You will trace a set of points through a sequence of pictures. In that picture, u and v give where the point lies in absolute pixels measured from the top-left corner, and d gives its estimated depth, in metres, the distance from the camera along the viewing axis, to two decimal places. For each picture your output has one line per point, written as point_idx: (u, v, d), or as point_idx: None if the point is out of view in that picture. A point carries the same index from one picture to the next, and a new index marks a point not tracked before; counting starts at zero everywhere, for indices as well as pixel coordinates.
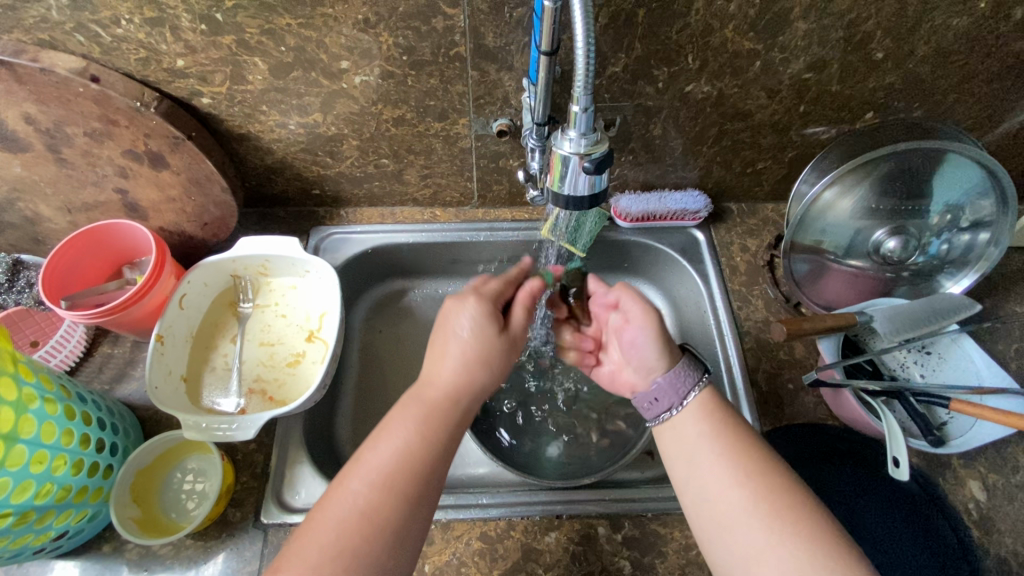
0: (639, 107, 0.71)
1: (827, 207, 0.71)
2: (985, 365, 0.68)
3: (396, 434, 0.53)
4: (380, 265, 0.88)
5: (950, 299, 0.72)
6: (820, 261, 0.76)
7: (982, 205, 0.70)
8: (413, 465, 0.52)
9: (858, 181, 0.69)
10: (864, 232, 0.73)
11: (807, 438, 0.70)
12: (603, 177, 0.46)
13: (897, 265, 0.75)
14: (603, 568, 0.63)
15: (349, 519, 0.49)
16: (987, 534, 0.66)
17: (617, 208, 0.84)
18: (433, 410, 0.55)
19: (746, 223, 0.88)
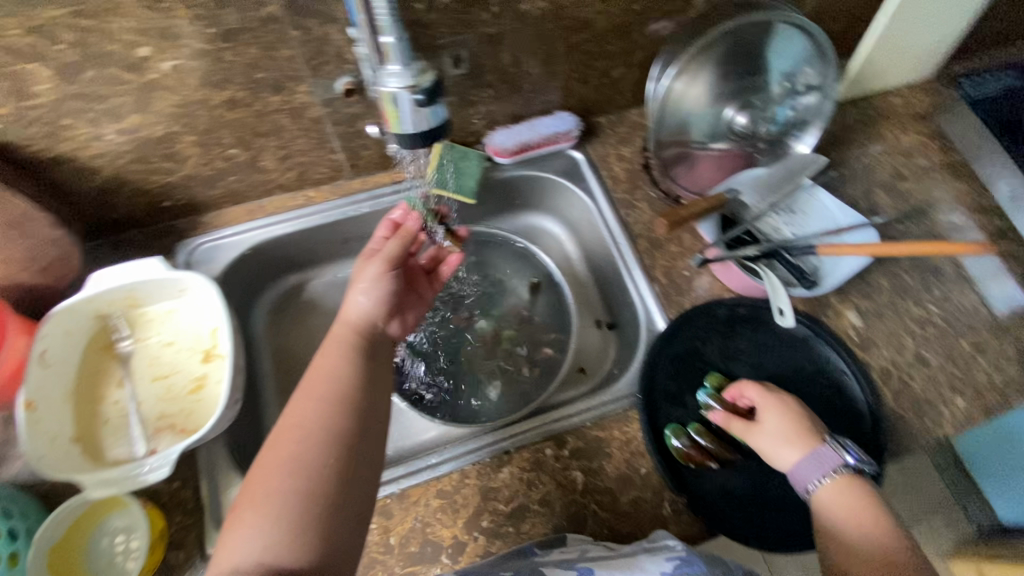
0: (481, 37, 0.69)
1: (681, 96, 0.74)
2: (837, 208, 0.78)
3: (331, 362, 0.57)
4: (268, 263, 0.83)
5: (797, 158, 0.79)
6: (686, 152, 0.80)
7: (811, 69, 0.77)
8: (349, 391, 0.55)
9: (702, 66, 0.72)
10: (717, 115, 0.77)
11: (708, 315, 0.76)
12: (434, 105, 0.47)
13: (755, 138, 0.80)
14: (558, 484, 0.66)
15: (295, 448, 0.50)
16: (865, 352, 0.76)
17: (493, 146, 0.83)
18: (357, 340, 0.60)
19: (617, 133, 0.90)
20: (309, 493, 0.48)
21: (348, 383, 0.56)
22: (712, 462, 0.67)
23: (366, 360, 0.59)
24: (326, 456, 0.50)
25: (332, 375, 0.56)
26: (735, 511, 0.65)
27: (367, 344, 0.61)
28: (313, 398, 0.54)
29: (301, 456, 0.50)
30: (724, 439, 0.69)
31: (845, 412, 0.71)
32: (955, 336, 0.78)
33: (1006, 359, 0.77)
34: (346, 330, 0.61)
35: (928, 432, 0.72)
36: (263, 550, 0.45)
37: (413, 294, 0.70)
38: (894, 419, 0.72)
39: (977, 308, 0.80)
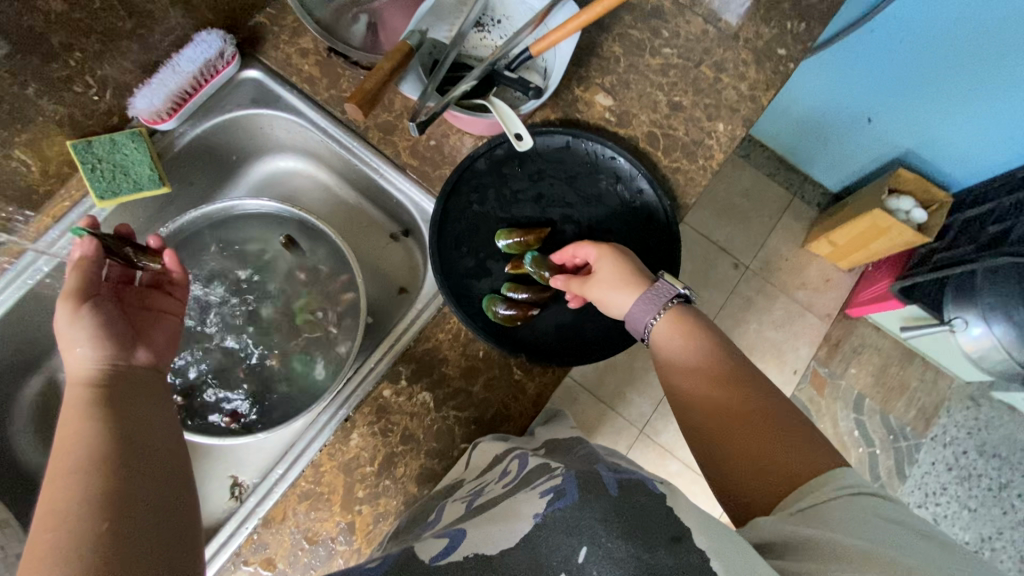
0: None
1: None
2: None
3: (68, 426, 0.45)
4: None
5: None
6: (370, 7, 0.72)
7: None
8: (116, 446, 0.45)
9: None
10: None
11: (472, 175, 0.70)
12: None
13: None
14: (411, 416, 0.63)
15: (52, 534, 0.38)
16: (626, 126, 0.75)
17: (143, 116, 0.66)
18: (105, 393, 0.49)
19: (286, 23, 0.73)
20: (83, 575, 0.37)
21: (110, 433, 0.45)
22: (535, 311, 0.66)
23: (117, 410, 0.48)
24: (99, 523, 0.39)
25: (78, 432, 0.44)
26: (573, 341, 0.67)
27: (112, 391, 0.49)
28: (68, 465, 0.42)
29: (69, 523, 0.39)
30: (539, 283, 0.67)
31: (629, 197, 0.72)
32: (697, 66, 0.78)
33: (744, 64, 0.78)
34: (83, 386, 0.49)
35: (705, 170, 0.75)
36: None
37: (154, 317, 0.58)
38: (673, 175, 0.74)
39: (705, 28, 0.79)
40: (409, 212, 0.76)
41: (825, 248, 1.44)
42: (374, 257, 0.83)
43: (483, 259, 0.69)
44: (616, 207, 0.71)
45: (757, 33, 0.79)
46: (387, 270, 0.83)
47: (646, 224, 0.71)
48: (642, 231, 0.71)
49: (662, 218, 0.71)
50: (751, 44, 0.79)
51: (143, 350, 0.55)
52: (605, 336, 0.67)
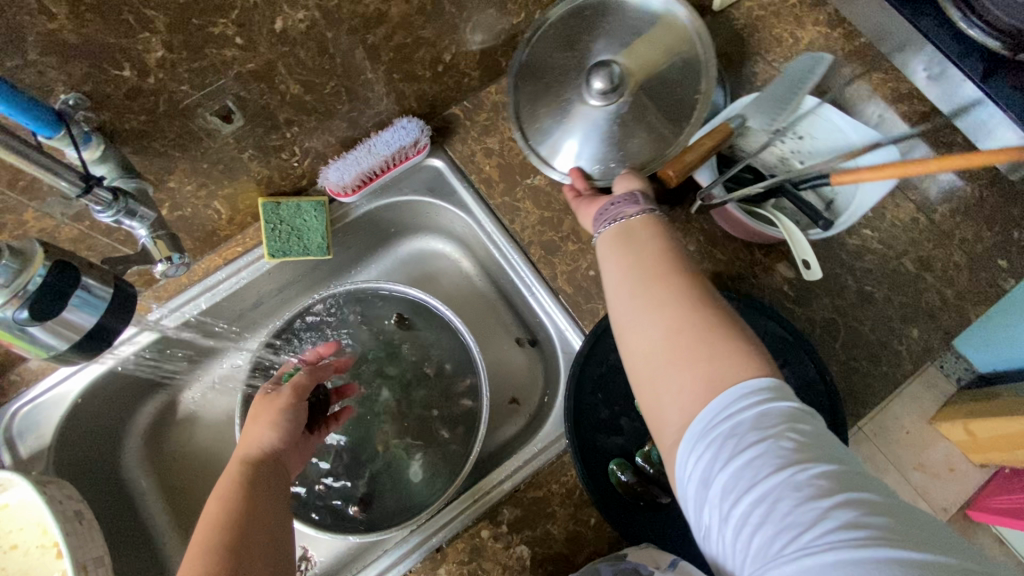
0: (242, 77, 0.51)
1: (533, 118, 0.66)
2: (850, 126, 0.65)
3: (224, 493, 0.47)
4: (116, 397, 0.69)
5: (690, 72, 0.64)
6: (600, 141, 0.64)
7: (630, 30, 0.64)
8: (250, 525, 0.45)
9: (528, 86, 0.67)
10: (581, 105, 0.64)
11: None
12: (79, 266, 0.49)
13: (646, 90, 0.63)
14: (504, 568, 0.58)
15: None
16: (806, 306, 0.68)
17: (330, 187, 0.68)
18: (261, 474, 0.50)
19: (478, 122, 0.74)
20: None
21: (228, 522, 0.44)
22: (665, 499, 0.59)
23: (262, 492, 0.48)
24: None
25: (210, 521, 0.44)
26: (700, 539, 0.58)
27: (264, 474, 0.50)
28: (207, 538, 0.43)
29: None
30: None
31: (795, 385, 0.63)
32: (898, 257, 0.69)
33: (955, 268, 0.69)
34: (241, 465, 0.50)
35: (886, 377, 0.66)
36: None
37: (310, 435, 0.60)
38: (847, 375, 0.66)
39: (916, 217, 0.71)
40: (545, 331, 0.73)
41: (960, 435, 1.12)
42: (493, 358, 0.79)
43: (616, 415, 0.63)
44: None
45: (976, 235, 0.70)
46: (504, 376, 0.78)
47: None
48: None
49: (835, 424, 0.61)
50: (966, 246, 0.70)
51: (294, 458, 0.55)
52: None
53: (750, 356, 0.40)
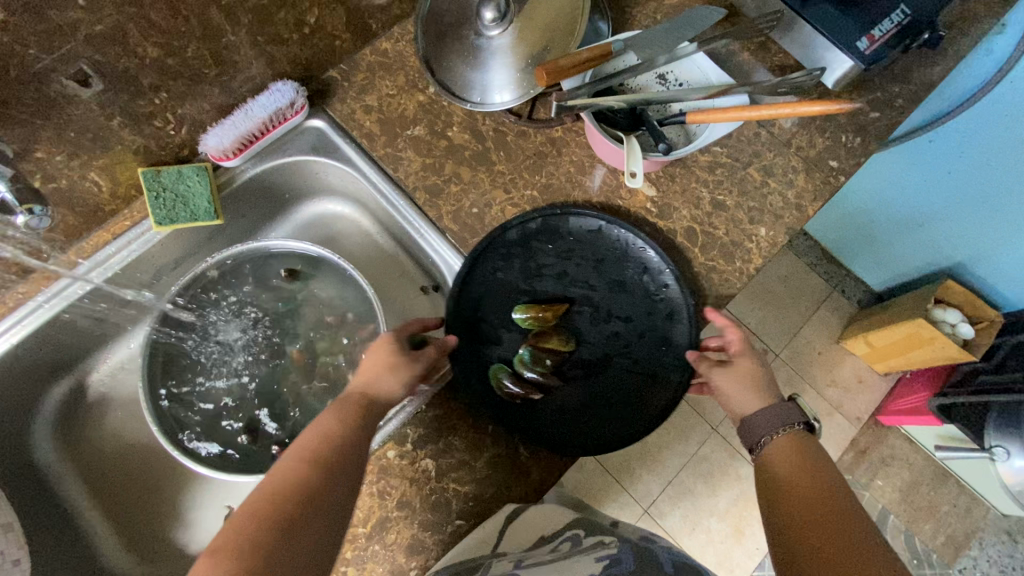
0: (93, 40, 0.54)
1: (432, 53, 0.76)
2: (713, 72, 0.74)
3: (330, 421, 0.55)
4: (18, 384, 0.69)
5: (563, 5, 0.74)
6: (499, 71, 0.74)
7: None
8: (334, 455, 0.51)
9: (441, 15, 0.75)
10: (480, 38, 0.73)
11: (500, 244, 0.70)
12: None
13: (524, 24, 0.73)
14: (411, 481, 0.63)
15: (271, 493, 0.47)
16: (670, 218, 0.75)
17: (210, 153, 0.70)
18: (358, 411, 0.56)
19: (355, 81, 0.78)
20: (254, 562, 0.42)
21: (329, 443, 0.52)
22: (537, 393, 0.65)
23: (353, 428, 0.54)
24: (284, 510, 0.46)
25: (330, 434, 0.53)
26: (567, 425, 0.66)
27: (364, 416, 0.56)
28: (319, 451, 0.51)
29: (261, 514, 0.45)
30: (546, 363, 0.66)
31: (654, 289, 0.68)
32: (745, 168, 0.78)
33: (793, 171, 0.78)
34: (357, 394, 0.58)
35: (741, 272, 0.74)
36: None
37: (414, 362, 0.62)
38: (707, 276, 0.73)
39: (758, 131, 0.79)
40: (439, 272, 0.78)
41: (862, 347, 1.27)
42: (398, 306, 0.83)
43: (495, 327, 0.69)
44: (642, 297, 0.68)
45: (810, 141, 0.79)
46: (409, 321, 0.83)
47: (667, 318, 0.68)
48: (660, 326, 0.67)
49: (684, 316, 0.67)
50: (802, 152, 0.79)
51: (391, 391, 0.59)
52: (614, 423, 0.66)
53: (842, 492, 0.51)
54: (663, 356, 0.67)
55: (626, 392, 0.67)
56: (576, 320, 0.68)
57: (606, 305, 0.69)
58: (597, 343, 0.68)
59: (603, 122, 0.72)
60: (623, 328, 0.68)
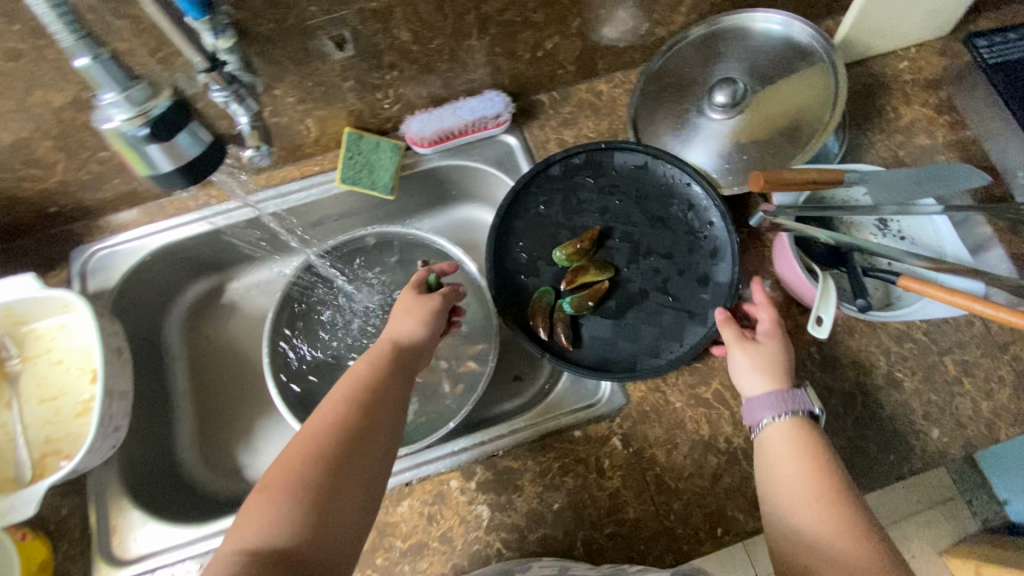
0: (364, 13, 0.57)
1: (646, 113, 0.75)
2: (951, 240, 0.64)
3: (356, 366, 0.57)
4: (178, 267, 0.78)
5: (799, 107, 0.69)
6: (707, 154, 0.72)
7: (783, 54, 0.71)
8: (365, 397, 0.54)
9: (670, 82, 0.75)
10: (699, 117, 0.72)
11: (545, 177, 0.74)
12: (195, 133, 0.49)
13: (750, 115, 0.70)
14: (461, 520, 0.61)
15: (319, 429, 0.51)
16: (830, 373, 0.67)
17: (410, 134, 0.74)
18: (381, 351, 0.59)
19: (560, 113, 0.79)
20: (290, 506, 0.46)
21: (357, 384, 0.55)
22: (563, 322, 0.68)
23: (392, 367, 0.58)
24: (320, 442, 0.50)
25: (361, 379, 0.56)
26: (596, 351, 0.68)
27: (398, 359, 0.59)
28: (343, 395, 0.54)
29: (310, 456, 0.48)
30: (590, 304, 0.69)
31: (698, 227, 0.71)
32: (939, 354, 0.67)
33: (998, 382, 0.66)
34: (387, 344, 0.60)
35: (891, 467, 0.63)
36: (274, 536, 0.44)
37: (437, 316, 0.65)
38: (849, 456, 0.64)
39: (971, 321, 0.68)
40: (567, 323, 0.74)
41: None
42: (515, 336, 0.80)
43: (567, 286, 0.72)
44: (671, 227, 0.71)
45: None
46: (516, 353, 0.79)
47: (711, 256, 0.69)
48: (703, 265, 0.69)
49: (726, 255, 0.69)
50: (1017, 364, 0.66)
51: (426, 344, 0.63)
52: (649, 353, 0.67)
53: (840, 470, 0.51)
54: (706, 296, 0.68)
55: (665, 327, 0.68)
56: (611, 251, 0.72)
57: (642, 243, 0.72)
58: (636, 278, 0.70)
59: (800, 248, 0.66)
60: (660, 268, 0.70)
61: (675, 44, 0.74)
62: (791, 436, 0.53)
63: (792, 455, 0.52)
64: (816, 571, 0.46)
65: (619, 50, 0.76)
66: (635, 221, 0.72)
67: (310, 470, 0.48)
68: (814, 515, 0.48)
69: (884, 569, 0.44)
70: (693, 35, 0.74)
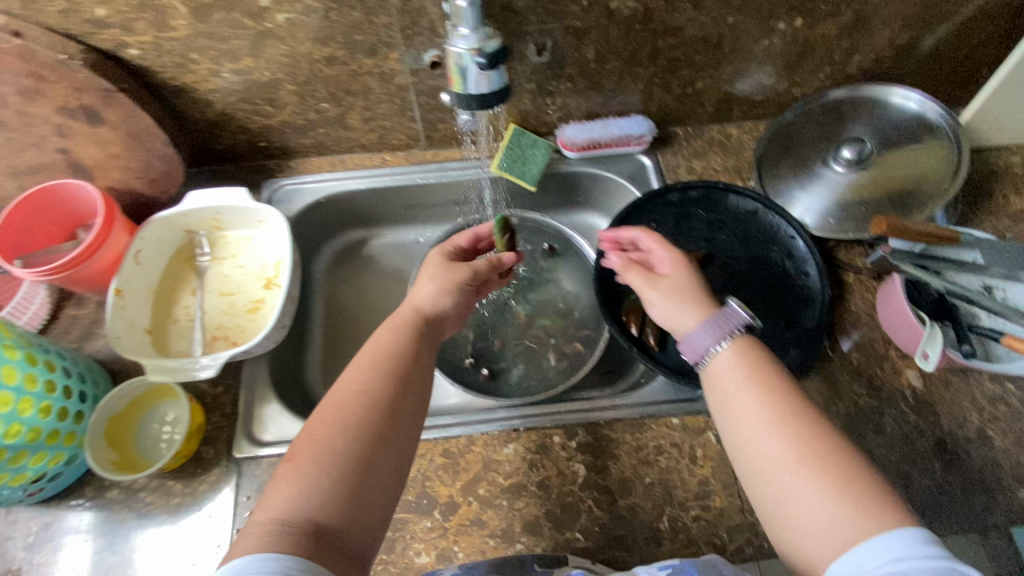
0: (568, 29, 0.70)
1: (772, 156, 0.84)
2: None
3: (386, 335, 0.62)
4: (340, 214, 0.90)
5: (919, 173, 0.77)
6: (827, 199, 0.79)
7: (909, 127, 0.80)
8: (399, 369, 0.59)
9: (798, 134, 0.84)
10: (824, 168, 0.81)
11: (662, 203, 0.83)
12: (501, 73, 0.47)
13: (872, 173, 0.79)
14: (560, 473, 0.67)
15: (342, 404, 0.54)
16: (920, 416, 0.71)
17: (562, 138, 0.85)
18: (407, 320, 0.65)
19: (692, 146, 0.89)
20: (335, 470, 0.50)
21: (392, 354, 0.60)
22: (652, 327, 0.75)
23: (417, 339, 0.63)
24: (357, 415, 0.53)
25: (384, 346, 0.61)
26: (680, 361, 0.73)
27: (423, 329, 0.65)
28: (386, 367, 0.58)
29: (340, 424, 0.52)
30: None
31: (793, 275, 0.77)
32: None
33: None
34: (410, 312, 0.66)
35: (977, 517, 0.65)
36: (311, 502, 0.47)
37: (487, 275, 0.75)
38: (934, 496, 0.66)
39: None
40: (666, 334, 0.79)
41: None
42: None
43: None
44: (770, 267, 0.77)
45: None
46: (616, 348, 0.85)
47: (801, 303, 0.75)
48: (793, 308, 0.74)
49: (816, 305, 0.74)
50: None
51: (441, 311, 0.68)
52: None
53: (793, 389, 0.51)
54: (790, 335, 0.73)
55: None
56: (709, 277, 0.78)
57: (738, 276, 0.78)
58: (728, 306, 0.76)
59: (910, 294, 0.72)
60: (752, 300, 0.76)
61: (810, 102, 0.84)
62: (740, 356, 0.54)
63: (739, 380, 0.52)
64: (783, 499, 0.46)
65: (755, 101, 0.87)
66: (733, 256, 0.79)
67: (350, 442, 0.51)
68: (773, 436, 0.48)
69: (845, 476, 0.45)
70: (827, 98, 0.84)
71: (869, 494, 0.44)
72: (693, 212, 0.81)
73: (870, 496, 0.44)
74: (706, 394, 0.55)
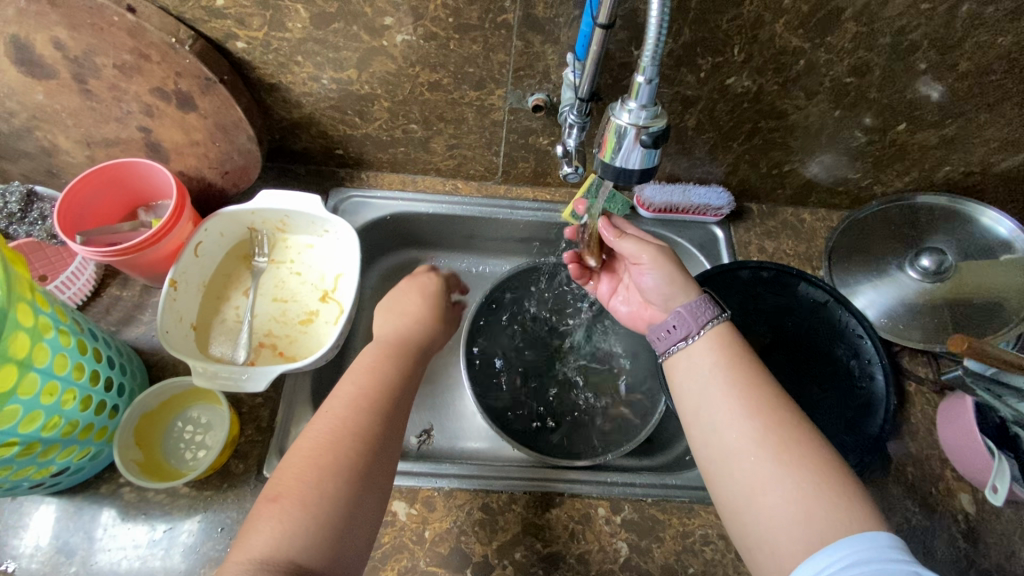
0: (676, 96, 0.69)
1: (845, 248, 0.83)
2: None
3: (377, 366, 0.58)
4: (399, 232, 0.88)
5: (997, 292, 0.76)
6: (895, 301, 0.79)
7: (989, 245, 0.79)
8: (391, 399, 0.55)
9: (872, 230, 0.83)
10: (898, 270, 0.80)
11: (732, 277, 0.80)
12: (653, 155, 0.47)
13: (948, 286, 0.77)
14: (601, 548, 0.64)
15: (330, 437, 0.49)
16: (974, 546, 0.68)
17: (640, 197, 0.84)
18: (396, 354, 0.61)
19: (765, 225, 0.88)
20: (326, 503, 0.45)
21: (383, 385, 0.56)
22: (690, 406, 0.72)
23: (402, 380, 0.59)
24: (357, 446, 0.49)
25: (380, 384, 0.55)
26: None
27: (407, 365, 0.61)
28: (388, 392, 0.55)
29: (323, 462, 0.47)
30: None
31: (858, 375, 0.74)
32: None
33: None
34: (402, 345, 0.63)
35: None
36: (290, 545, 0.42)
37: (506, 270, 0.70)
38: None
39: None
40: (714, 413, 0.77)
41: None
42: None
43: None
44: (833, 362, 0.76)
45: None
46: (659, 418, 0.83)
47: (864, 408, 0.72)
48: (855, 412, 0.72)
49: (879, 410, 0.72)
50: None
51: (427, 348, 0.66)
52: None
53: (763, 374, 0.54)
54: (850, 439, 0.71)
55: None
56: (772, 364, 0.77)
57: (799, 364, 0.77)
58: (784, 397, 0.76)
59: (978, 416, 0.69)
60: (815, 394, 0.74)
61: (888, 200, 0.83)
62: (714, 346, 0.57)
63: (712, 368, 0.55)
64: (753, 489, 0.47)
65: (835, 191, 0.86)
66: (796, 344, 0.78)
67: (342, 476, 0.47)
68: (766, 457, 0.48)
69: (819, 469, 0.46)
70: (910, 199, 0.83)
71: (845, 489, 0.45)
72: (761, 292, 0.79)
73: (830, 478, 0.46)
74: (674, 386, 0.58)
